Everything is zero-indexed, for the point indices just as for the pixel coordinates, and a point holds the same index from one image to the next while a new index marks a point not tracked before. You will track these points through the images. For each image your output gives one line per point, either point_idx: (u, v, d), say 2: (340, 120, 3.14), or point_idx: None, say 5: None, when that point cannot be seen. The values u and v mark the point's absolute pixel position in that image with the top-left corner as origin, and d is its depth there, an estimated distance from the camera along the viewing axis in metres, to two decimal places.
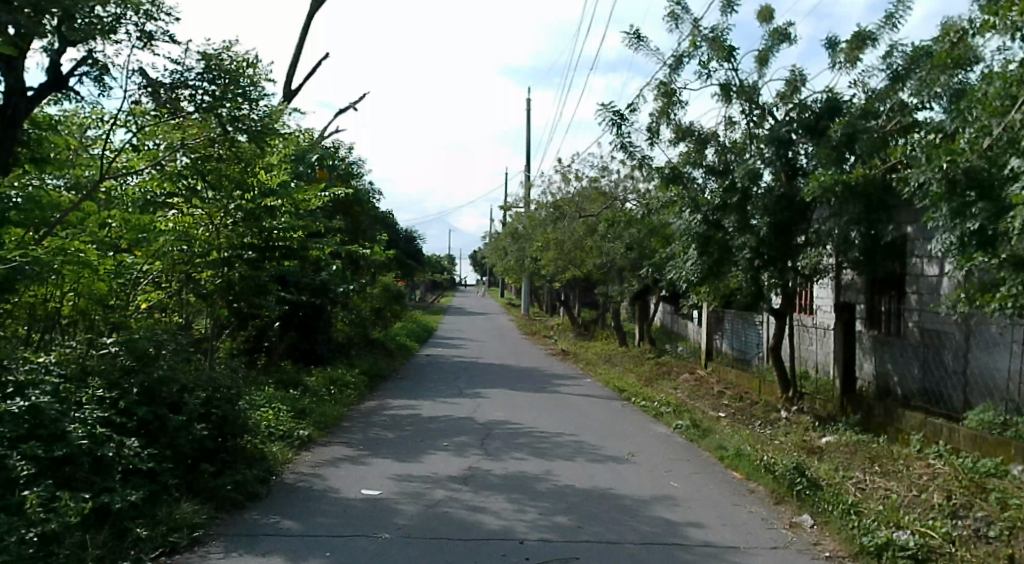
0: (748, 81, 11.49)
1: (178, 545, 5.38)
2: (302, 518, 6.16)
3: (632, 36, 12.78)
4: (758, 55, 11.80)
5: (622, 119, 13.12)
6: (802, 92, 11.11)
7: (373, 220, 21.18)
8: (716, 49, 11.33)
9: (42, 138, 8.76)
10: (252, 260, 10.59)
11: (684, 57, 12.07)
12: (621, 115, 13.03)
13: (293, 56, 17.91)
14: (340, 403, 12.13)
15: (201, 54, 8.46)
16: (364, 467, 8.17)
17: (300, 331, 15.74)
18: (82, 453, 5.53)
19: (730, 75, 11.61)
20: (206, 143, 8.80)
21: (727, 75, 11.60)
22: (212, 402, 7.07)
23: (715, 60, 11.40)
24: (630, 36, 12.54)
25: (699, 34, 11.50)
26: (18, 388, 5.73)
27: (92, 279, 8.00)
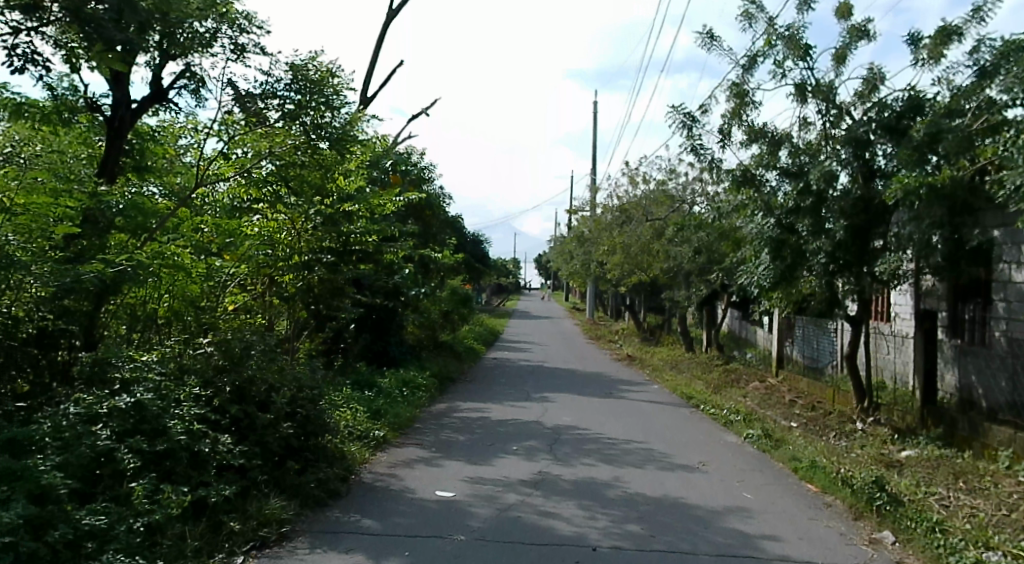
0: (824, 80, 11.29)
1: (267, 539, 5.59)
2: (381, 517, 6.33)
3: (704, 35, 12.71)
4: (836, 52, 11.56)
5: (693, 121, 13.04)
6: (881, 91, 10.80)
7: (441, 225, 21.45)
8: (793, 48, 11.14)
9: (144, 148, 9.44)
10: (331, 264, 10.94)
11: (758, 57, 11.93)
12: (692, 117, 12.93)
13: (369, 62, 18.23)
14: (413, 405, 12.35)
15: (288, 66, 8.84)
16: (437, 468, 8.33)
17: (373, 334, 16.09)
18: (181, 448, 5.79)
19: (805, 74, 11.45)
20: (291, 150, 9.00)
21: (803, 74, 11.45)
22: (296, 401, 7.32)
23: (791, 59, 11.23)
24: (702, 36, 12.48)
25: (774, 32, 11.34)
26: (125, 385, 6.17)
27: (185, 281, 8.28)
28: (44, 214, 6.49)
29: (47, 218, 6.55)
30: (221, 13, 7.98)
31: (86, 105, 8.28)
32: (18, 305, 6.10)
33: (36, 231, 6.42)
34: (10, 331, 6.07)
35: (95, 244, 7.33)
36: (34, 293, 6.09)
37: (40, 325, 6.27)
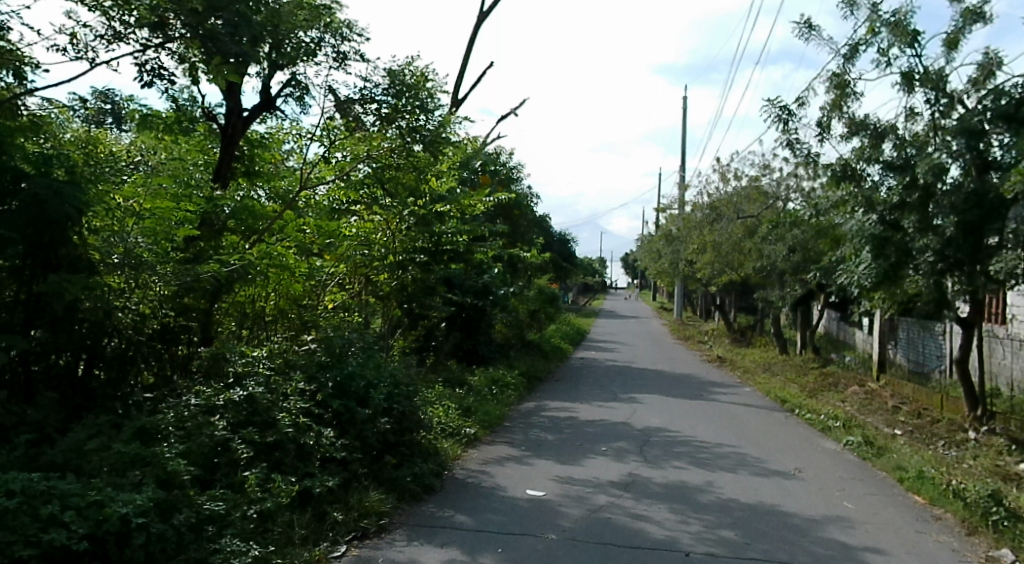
0: (934, 67, 10.84)
1: (367, 531, 5.76)
2: (474, 514, 6.44)
3: (803, 25, 12.36)
4: (947, 37, 11.10)
5: (788, 115, 12.73)
6: (998, 77, 10.21)
7: (529, 225, 21.64)
8: (899, 35, 10.76)
9: (254, 154, 9.93)
10: (423, 264, 11.37)
11: (861, 45, 11.56)
12: (788, 110, 12.62)
13: (460, 65, 18.49)
14: (502, 404, 12.52)
15: (385, 71, 8.93)
16: (528, 467, 8.42)
17: (463, 332, 16.21)
18: (288, 440, 6.05)
19: (913, 62, 11.03)
20: (386, 153, 9.53)
21: (910, 62, 11.03)
22: (393, 397, 7.41)
23: (897, 46, 10.84)
24: (800, 26, 12.16)
25: (878, 20, 10.98)
26: (238, 379, 6.47)
27: (290, 281, 8.68)
28: (168, 217, 6.89)
29: (170, 221, 6.98)
30: (328, 25, 8.41)
31: (202, 114, 8.98)
32: (144, 302, 6.58)
33: (161, 233, 6.86)
34: (137, 328, 6.48)
35: (211, 244, 7.88)
36: (158, 291, 6.62)
37: (163, 321, 6.77)
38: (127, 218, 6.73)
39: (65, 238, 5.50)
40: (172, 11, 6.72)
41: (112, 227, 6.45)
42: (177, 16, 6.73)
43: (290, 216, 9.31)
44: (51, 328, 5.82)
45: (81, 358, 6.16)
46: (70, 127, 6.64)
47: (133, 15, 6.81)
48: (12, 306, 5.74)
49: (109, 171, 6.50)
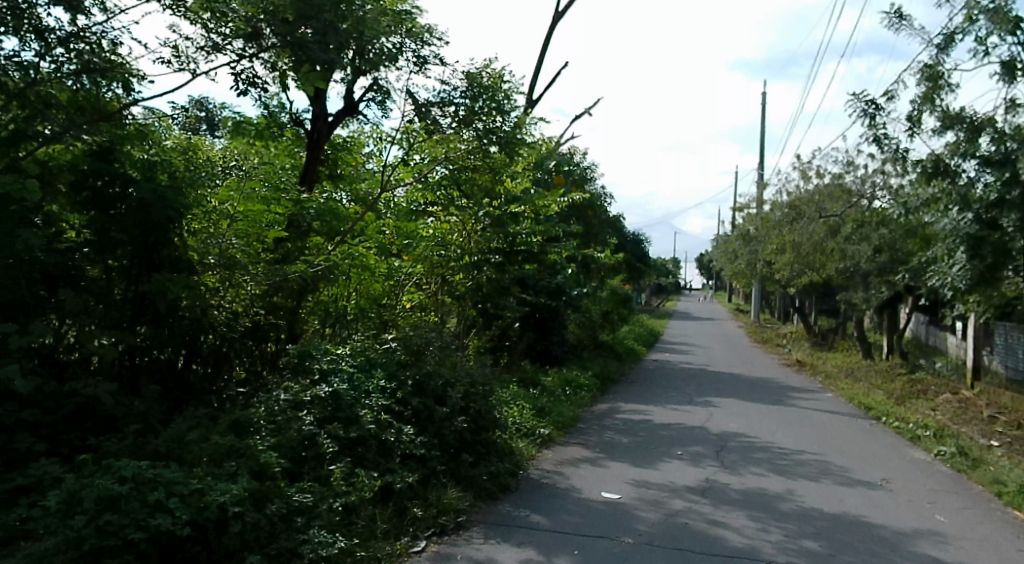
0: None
1: (446, 527, 5.83)
2: (549, 514, 6.44)
3: (894, 14, 11.95)
4: None
5: (876, 109, 12.35)
6: None
7: (602, 225, 21.59)
8: (999, 22, 10.30)
9: (337, 158, 10.23)
10: (498, 265, 11.53)
11: (956, 34, 11.14)
12: (876, 104, 12.25)
13: (535, 65, 18.57)
14: (576, 405, 12.53)
15: (463, 74, 9.14)
16: (603, 469, 8.41)
17: (536, 332, 16.31)
18: (370, 436, 6.22)
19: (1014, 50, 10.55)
20: (463, 155, 9.66)
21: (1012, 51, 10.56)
22: (470, 396, 7.53)
23: (997, 33, 10.39)
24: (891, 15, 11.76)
25: (976, 7, 10.54)
26: (323, 375, 6.67)
27: (370, 281, 8.88)
28: (258, 219, 7.21)
29: (261, 224, 7.31)
30: (409, 30, 8.61)
31: (290, 120, 9.30)
32: (237, 300, 6.82)
33: (253, 234, 7.18)
34: (231, 326, 6.80)
35: (297, 245, 8.13)
36: (250, 290, 6.84)
37: (254, 320, 7.03)
38: (223, 220, 7.04)
39: (166, 239, 6.05)
40: (263, 21, 7.08)
41: (210, 229, 6.87)
42: (270, 26, 7.09)
43: (371, 217, 9.53)
44: (155, 324, 6.23)
45: (180, 353, 6.54)
46: (172, 134, 7.01)
47: (227, 27, 7.17)
48: (120, 304, 6.12)
49: (206, 176, 6.91)
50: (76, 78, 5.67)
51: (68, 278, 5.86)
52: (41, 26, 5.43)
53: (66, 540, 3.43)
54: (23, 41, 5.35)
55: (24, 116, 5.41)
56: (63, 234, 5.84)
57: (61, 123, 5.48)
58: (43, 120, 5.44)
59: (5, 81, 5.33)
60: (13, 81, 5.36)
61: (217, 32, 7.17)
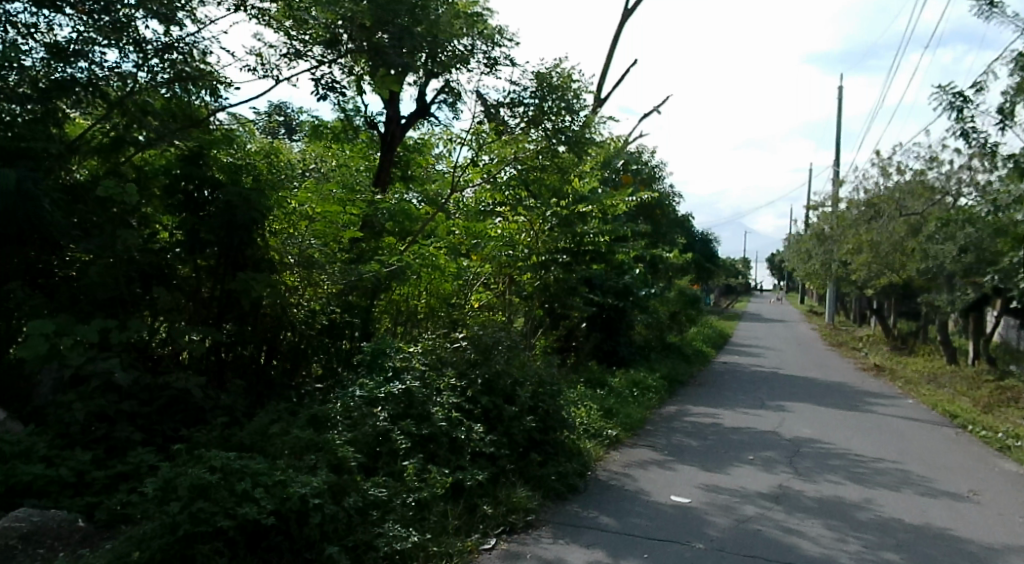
0: None
1: (515, 526, 5.86)
2: (619, 516, 6.42)
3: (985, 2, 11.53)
4: None
5: (964, 102, 11.93)
6: None
7: (670, 225, 21.44)
8: None
9: (409, 160, 10.36)
10: (564, 264, 11.94)
11: None
12: (963, 97, 11.84)
13: (604, 64, 18.50)
14: (643, 406, 12.47)
15: (533, 75, 9.32)
16: (672, 473, 8.34)
17: (603, 333, 16.08)
18: (441, 433, 6.35)
19: None
20: (532, 155, 9.70)
21: None
22: (538, 396, 7.59)
23: None
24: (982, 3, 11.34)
25: None
26: (396, 372, 6.81)
27: (439, 280, 8.93)
28: (334, 220, 7.42)
29: (337, 224, 7.58)
30: (481, 32, 8.68)
31: (364, 123, 9.67)
32: (314, 300, 7.06)
33: (330, 233, 7.46)
34: (309, 323, 7.01)
35: (371, 245, 8.27)
36: (326, 289, 7.08)
37: (330, 318, 7.21)
38: (300, 221, 7.22)
39: (250, 239, 6.29)
40: (342, 27, 7.26)
41: (290, 230, 7.06)
42: (348, 31, 7.28)
43: (440, 217, 9.68)
44: (239, 321, 6.59)
45: (262, 349, 6.78)
46: (253, 139, 7.25)
47: (308, 34, 7.32)
48: (207, 301, 6.49)
49: (287, 179, 7.12)
50: (171, 86, 6.14)
51: (161, 276, 6.18)
52: (140, 38, 5.88)
53: (163, 525, 3.62)
54: (124, 53, 5.82)
55: (123, 123, 5.97)
56: (157, 236, 6.17)
57: (156, 129, 6.00)
58: (139, 127, 5.97)
59: (109, 94, 5.86)
60: (114, 91, 5.89)
61: (298, 39, 7.32)
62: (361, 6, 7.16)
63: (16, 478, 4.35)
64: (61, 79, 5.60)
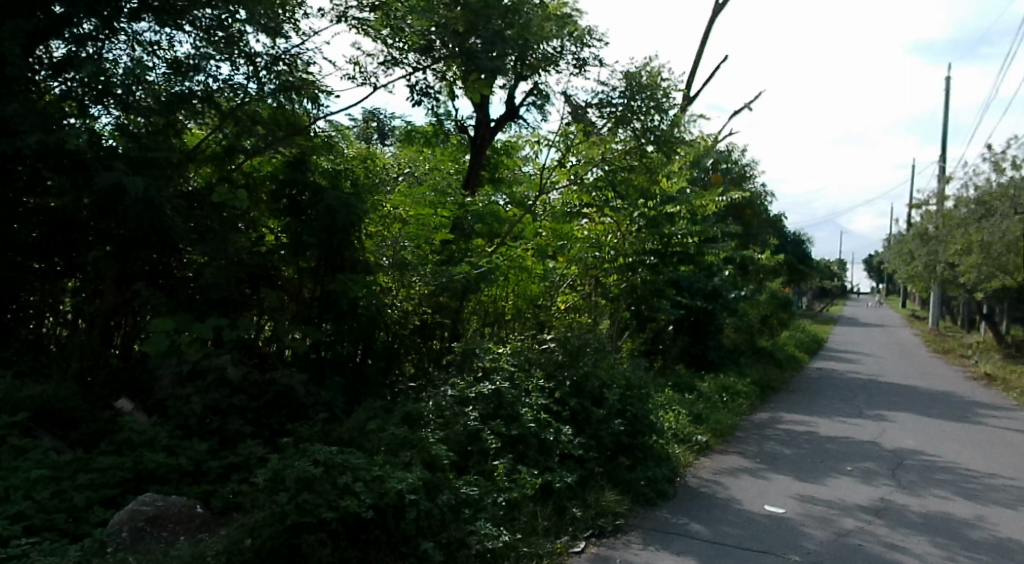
0: None
1: (604, 529, 5.85)
2: (711, 524, 6.33)
3: None
4: None
5: None
6: None
7: (762, 225, 21.00)
8: None
9: (499, 162, 10.59)
10: (651, 266, 12.01)
11: None
12: None
13: (693, 61, 18.20)
14: (734, 412, 12.25)
15: (622, 74, 9.28)
16: (765, 482, 8.18)
17: (691, 337, 15.82)
18: (531, 434, 6.42)
19: None
20: (621, 155, 9.66)
21: None
22: (626, 399, 7.58)
23: None
24: None
25: None
26: (486, 373, 6.94)
27: (526, 283, 8.97)
28: (426, 222, 7.61)
29: (429, 226, 7.70)
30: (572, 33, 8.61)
31: (454, 127, 10.05)
32: (408, 300, 7.38)
33: (423, 236, 7.58)
34: (402, 323, 7.31)
35: (461, 247, 8.52)
36: (419, 290, 7.38)
37: (422, 319, 7.48)
38: (394, 224, 7.51)
39: (347, 243, 6.51)
40: (436, 33, 7.50)
41: (384, 232, 7.39)
42: (442, 38, 7.51)
43: (528, 219, 9.83)
44: (337, 320, 6.79)
45: (359, 348, 7.03)
46: (350, 145, 7.47)
47: (404, 42, 7.59)
48: (309, 301, 6.75)
49: (382, 183, 7.42)
50: (276, 96, 6.54)
51: (268, 277, 6.56)
52: (250, 51, 6.40)
53: (272, 514, 3.83)
54: (236, 65, 6.33)
55: (235, 133, 6.41)
56: (264, 239, 6.57)
57: (263, 138, 6.44)
58: (249, 135, 6.42)
59: (222, 104, 6.35)
60: (226, 102, 6.38)
61: (394, 47, 7.61)
62: (454, 12, 7.50)
63: (141, 465, 4.69)
64: (181, 91, 6.14)
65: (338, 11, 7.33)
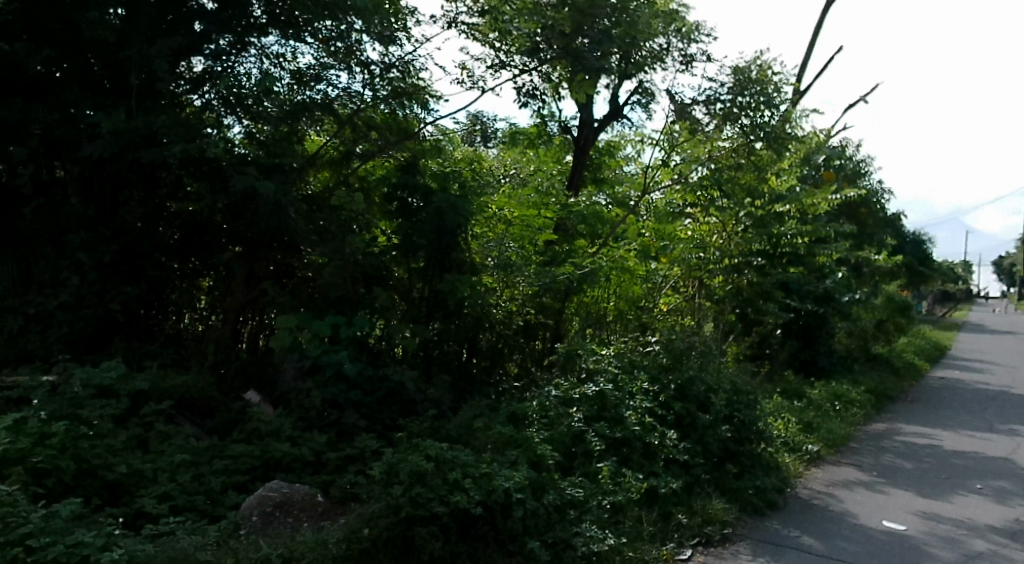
0: None
1: (712, 538, 5.76)
2: (824, 538, 6.09)
3: None
4: None
5: None
6: None
7: (878, 224, 20.17)
8: None
9: (601, 162, 10.47)
10: (760, 267, 11.63)
11: None
12: None
13: (806, 54, 17.66)
14: (848, 422, 11.83)
15: (731, 69, 9.28)
16: (883, 497, 7.86)
17: (801, 341, 15.33)
18: (635, 437, 6.36)
19: None
20: (729, 153, 9.67)
21: None
22: (733, 405, 7.48)
23: None
24: None
25: None
26: (589, 375, 7.00)
27: (628, 284, 8.93)
28: (531, 223, 7.71)
29: (534, 227, 7.80)
30: (679, 30, 8.57)
31: (557, 128, 9.98)
32: (511, 301, 7.47)
33: (526, 237, 7.66)
34: (506, 323, 7.38)
35: (564, 248, 8.60)
36: (522, 290, 7.45)
37: (526, 319, 7.55)
38: (498, 226, 7.62)
39: (454, 243, 6.68)
40: (543, 35, 7.60)
41: (490, 232, 7.57)
42: (548, 39, 7.61)
43: (630, 219, 9.77)
44: (445, 319, 7.04)
45: (464, 347, 7.24)
46: (457, 148, 7.68)
47: (511, 45, 7.69)
48: (418, 301, 6.97)
49: (486, 184, 7.59)
50: (389, 102, 6.78)
51: (380, 278, 6.74)
52: (366, 60, 6.70)
53: (388, 505, 3.98)
54: (353, 73, 6.64)
55: (352, 138, 6.69)
56: (377, 240, 6.75)
57: (375, 142, 6.74)
58: (364, 141, 6.72)
59: (340, 112, 6.69)
60: (345, 110, 6.71)
61: (502, 50, 7.74)
62: (562, 14, 7.57)
63: (268, 454, 4.99)
64: (303, 100, 6.53)
65: (449, 18, 7.53)
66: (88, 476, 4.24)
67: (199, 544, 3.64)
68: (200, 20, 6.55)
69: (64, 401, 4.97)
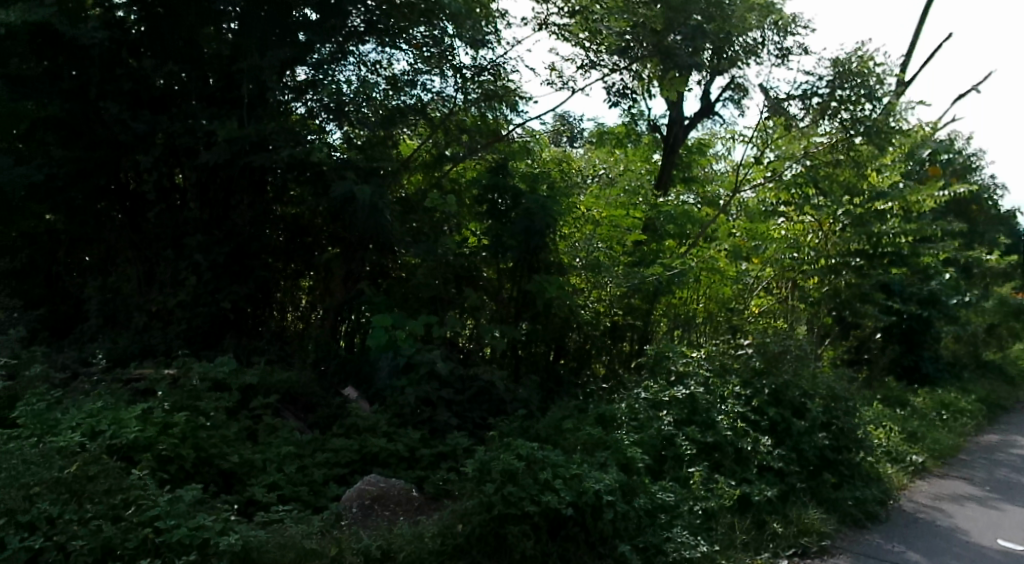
0: None
1: (809, 549, 5.60)
2: (931, 554, 5.84)
3: None
4: None
5: None
6: None
7: (990, 222, 19.13)
8: None
9: (691, 160, 10.26)
10: (859, 268, 11.14)
11: None
12: None
13: (911, 45, 16.96)
14: (955, 432, 11.28)
15: (829, 62, 8.99)
16: (997, 513, 7.47)
17: (903, 346, 14.70)
18: (727, 442, 6.29)
19: None
20: (826, 150, 9.40)
21: None
22: (831, 413, 7.27)
23: None
24: None
25: None
26: (680, 377, 6.91)
27: (719, 284, 8.75)
28: (619, 224, 7.73)
29: (622, 227, 7.80)
30: (775, 22, 8.42)
31: (647, 127, 9.95)
32: (600, 301, 7.49)
33: (615, 236, 7.72)
34: (594, 323, 7.38)
35: (653, 248, 8.53)
36: (610, 291, 7.48)
37: (613, 320, 7.53)
38: (585, 226, 7.61)
39: (543, 244, 6.70)
40: (634, 34, 7.54)
41: (577, 232, 7.54)
42: (638, 39, 7.55)
43: (721, 219, 9.68)
44: (533, 320, 7.02)
45: (552, 348, 7.30)
46: (546, 148, 7.75)
47: (601, 44, 7.67)
48: (506, 301, 6.99)
49: (575, 185, 7.61)
50: (479, 104, 6.93)
51: (470, 278, 6.87)
52: (458, 64, 6.85)
53: (481, 503, 4.06)
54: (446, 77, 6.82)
55: (444, 141, 6.92)
56: (467, 241, 6.86)
57: (466, 145, 6.92)
58: (454, 144, 6.92)
59: (433, 115, 6.86)
60: (437, 114, 6.90)
61: (592, 51, 7.73)
62: (654, 11, 7.47)
63: (366, 448, 5.15)
64: (398, 104, 6.71)
65: (540, 19, 7.58)
66: (205, 464, 4.49)
67: (307, 532, 3.80)
68: (304, 30, 6.70)
69: (184, 393, 5.26)
